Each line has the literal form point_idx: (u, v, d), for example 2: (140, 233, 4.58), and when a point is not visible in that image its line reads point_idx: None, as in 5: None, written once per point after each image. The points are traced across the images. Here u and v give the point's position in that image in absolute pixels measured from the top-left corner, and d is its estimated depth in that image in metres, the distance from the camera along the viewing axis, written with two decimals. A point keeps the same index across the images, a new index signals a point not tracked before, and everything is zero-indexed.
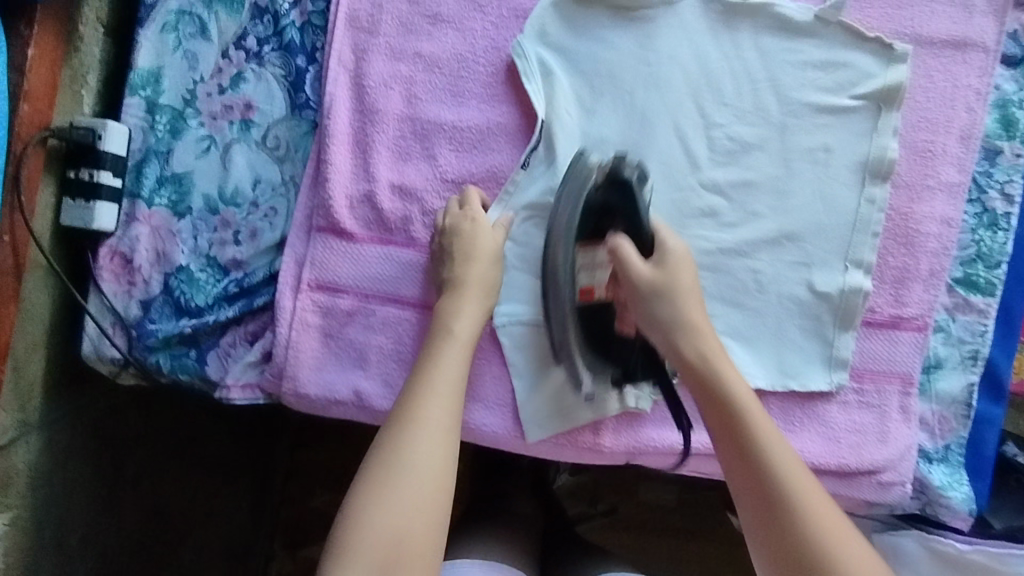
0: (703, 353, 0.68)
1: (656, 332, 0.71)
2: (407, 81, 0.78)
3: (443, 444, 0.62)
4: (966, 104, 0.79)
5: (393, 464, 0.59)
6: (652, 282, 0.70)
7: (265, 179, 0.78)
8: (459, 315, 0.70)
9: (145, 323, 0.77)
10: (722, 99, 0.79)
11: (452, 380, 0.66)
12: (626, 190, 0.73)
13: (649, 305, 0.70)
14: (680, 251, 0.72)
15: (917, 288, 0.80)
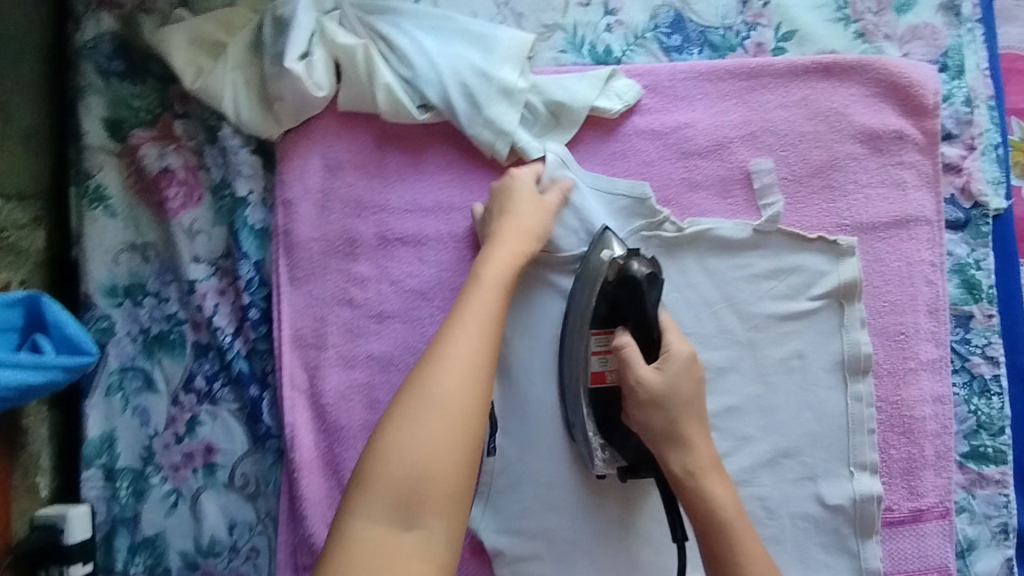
0: (690, 470, 0.68)
1: (656, 430, 0.69)
2: (365, 388, 0.76)
3: (472, 399, 0.59)
4: (925, 278, 0.78)
5: (423, 399, 0.57)
6: (654, 388, 0.68)
7: (240, 520, 0.75)
8: (472, 302, 0.65)
9: None
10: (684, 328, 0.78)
11: (479, 325, 0.63)
12: (636, 292, 0.68)
13: (643, 409, 0.69)
14: (683, 355, 0.69)
15: (929, 474, 0.76)
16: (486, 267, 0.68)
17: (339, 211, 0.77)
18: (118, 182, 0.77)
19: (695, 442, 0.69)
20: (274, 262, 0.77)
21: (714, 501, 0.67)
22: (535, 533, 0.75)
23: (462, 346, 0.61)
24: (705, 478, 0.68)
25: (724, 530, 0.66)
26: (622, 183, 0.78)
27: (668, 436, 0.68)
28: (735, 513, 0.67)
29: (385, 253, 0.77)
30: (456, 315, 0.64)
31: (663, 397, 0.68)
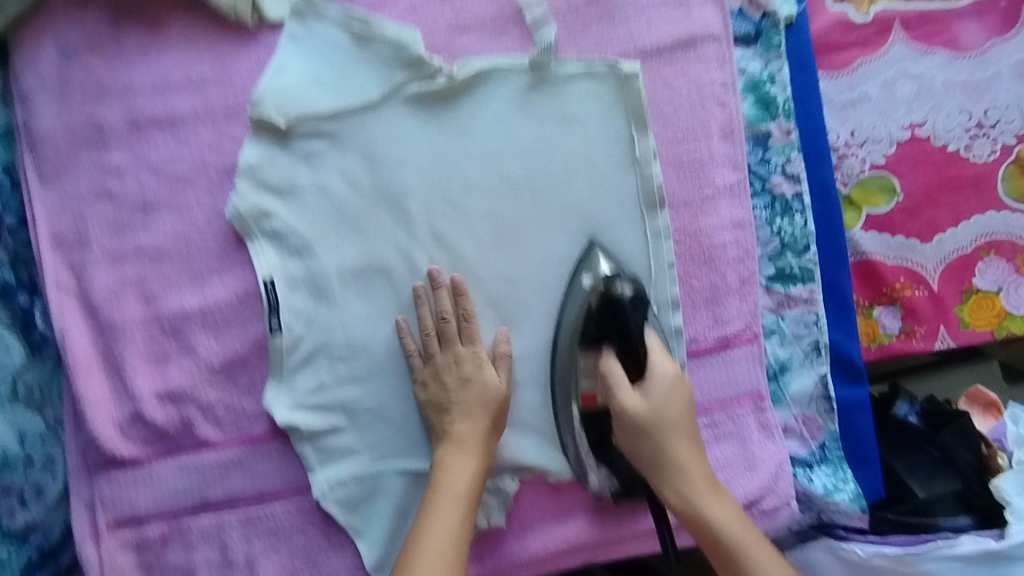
0: (682, 494, 0.68)
1: (631, 454, 0.70)
2: (139, 282, 0.73)
3: (454, 553, 0.63)
4: (716, 99, 0.74)
5: (409, 564, 0.62)
6: (642, 418, 0.68)
7: (30, 433, 0.72)
8: (444, 470, 0.67)
9: None
10: (467, 181, 0.74)
11: (463, 483, 0.67)
12: (621, 310, 0.69)
13: (630, 437, 0.69)
14: (660, 361, 0.69)
15: (733, 301, 0.75)
16: (456, 425, 0.69)
17: (80, 100, 0.72)
18: None
19: (694, 476, 0.68)
20: (22, 162, 0.73)
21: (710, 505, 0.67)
22: (333, 406, 0.73)
23: (456, 512, 0.65)
24: (678, 462, 0.68)
25: (682, 487, 0.68)
26: (389, 25, 0.73)
27: (654, 433, 0.68)
28: (721, 505, 0.67)
29: (138, 139, 0.72)
30: (437, 467, 0.68)
31: (648, 423, 0.68)
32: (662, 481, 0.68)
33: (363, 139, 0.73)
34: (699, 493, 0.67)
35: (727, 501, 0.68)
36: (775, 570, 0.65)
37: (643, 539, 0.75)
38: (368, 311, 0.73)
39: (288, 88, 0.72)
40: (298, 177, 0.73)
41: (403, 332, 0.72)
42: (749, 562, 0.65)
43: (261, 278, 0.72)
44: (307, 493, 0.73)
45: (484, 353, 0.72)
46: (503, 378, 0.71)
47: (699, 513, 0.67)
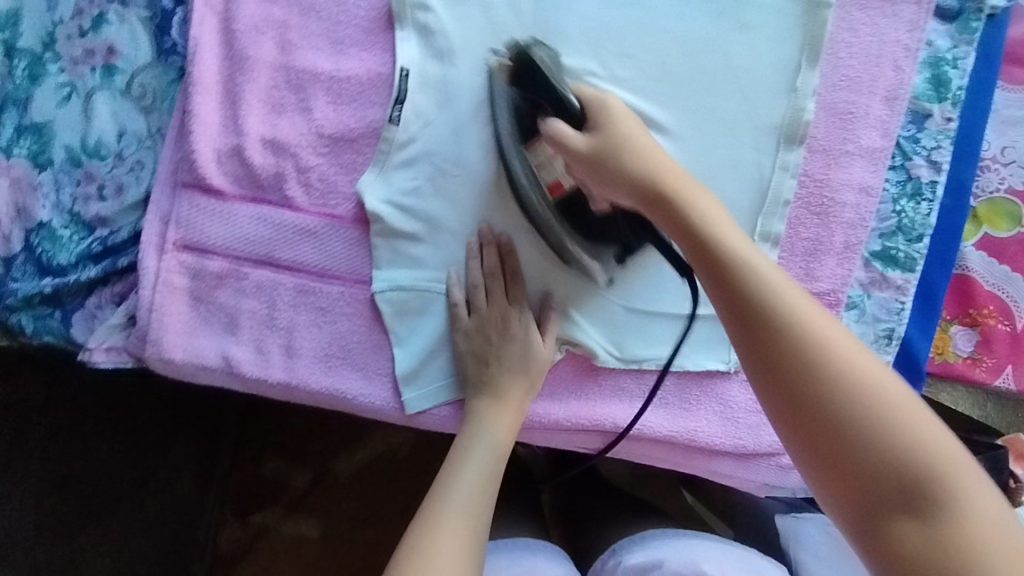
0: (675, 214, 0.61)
1: (615, 186, 0.64)
2: (281, 26, 0.72)
3: (478, 510, 0.65)
4: (893, 61, 0.73)
5: (435, 519, 0.63)
6: (591, 150, 0.64)
7: (130, 131, 0.73)
8: (476, 432, 0.70)
9: (8, 283, 0.73)
10: (624, 48, 0.72)
11: (491, 449, 0.69)
12: (534, 70, 0.67)
13: (599, 135, 0.64)
14: (608, 102, 0.66)
15: (830, 261, 0.74)
16: (499, 378, 0.70)
17: None
18: None
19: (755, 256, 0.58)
20: None
21: (852, 376, 0.53)
22: (418, 213, 0.73)
23: (486, 469, 0.68)
24: (750, 271, 0.57)
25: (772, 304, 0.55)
26: None
27: (630, 156, 0.63)
28: (806, 304, 0.55)
29: None
30: (466, 429, 0.70)
31: (601, 155, 0.64)
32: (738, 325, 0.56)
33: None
34: (755, 267, 0.57)
35: (819, 307, 0.56)
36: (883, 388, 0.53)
37: (653, 447, 0.75)
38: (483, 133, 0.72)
39: None
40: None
41: (452, 284, 0.72)
42: (873, 404, 0.52)
43: (399, 66, 0.71)
44: (366, 286, 0.73)
45: (529, 316, 0.72)
46: (549, 345, 0.72)
47: (748, 271, 0.57)
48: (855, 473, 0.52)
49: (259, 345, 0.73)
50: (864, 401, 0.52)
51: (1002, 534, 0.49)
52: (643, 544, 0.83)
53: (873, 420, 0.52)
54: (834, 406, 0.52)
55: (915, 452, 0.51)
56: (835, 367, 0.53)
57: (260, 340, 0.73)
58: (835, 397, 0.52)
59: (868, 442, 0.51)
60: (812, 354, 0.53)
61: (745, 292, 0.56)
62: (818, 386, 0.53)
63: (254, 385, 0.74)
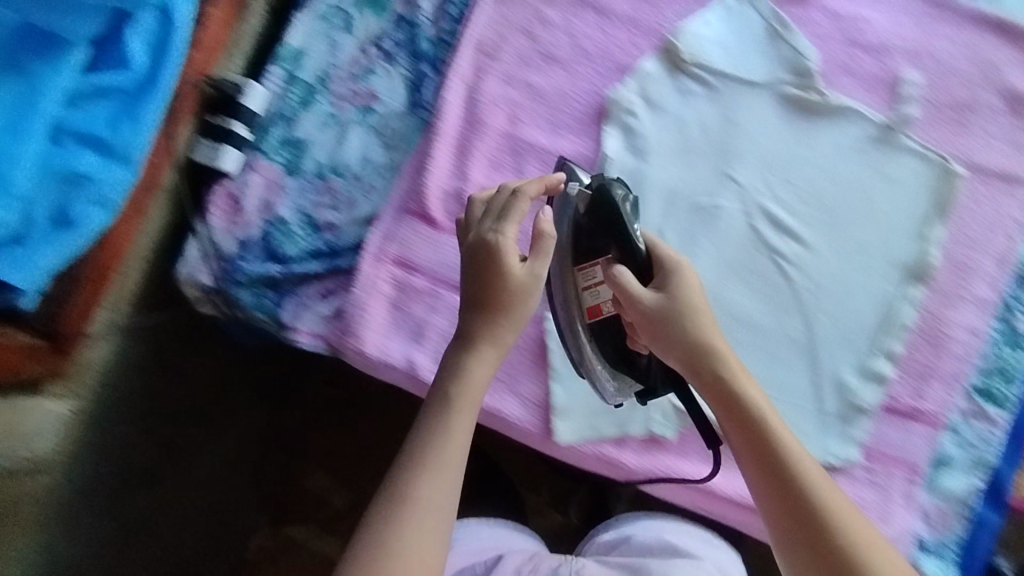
0: (721, 374, 0.69)
1: (676, 348, 0.70)
2: (514, 105, 0.87)
3: (459, 446, 0.65)
4: (1006, 231, 0.87)
5: (433, 443, 0.65)
6: (660, 307, 0.70)
7: (372, 160, 0.88)
8: (463, 376, 0.68)
9: (238, 261, 0.85)
10: (789, 177, 0.86)
11: (479, 386, 0.68)
12: (610, 209, 0.73)
13: (660, 311, 0.70)
14: (669, 251, 0.73)
15: (936, 385, 0.85)
16: (501, 328, 0.69)
17: None
18: None
19: (746, 380, 0.69)
20: None
21: (834, 507, 0.64)
22: None
23: (470, 419, 0.67)
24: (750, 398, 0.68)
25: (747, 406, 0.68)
26: (803, 43, 0.86)
27: (683, 311, 0.70)
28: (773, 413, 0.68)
29: (574, 10, 0.88)
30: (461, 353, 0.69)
31: (666, 321, 0.70)
32: (730, 416, 0.68)
33: (733, 104, 0.87)
34: (743, 378, 0.69)
35: (788, 428, 0.68)
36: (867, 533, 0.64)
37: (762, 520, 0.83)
38: (661, 219, 0.86)
39: (707, 39, 0.87)
40: (670, 101, 0.87)
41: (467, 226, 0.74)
42: (841, 523, 0.63)
43: (607, 156, 0.86)
44: (538, 325, 0.85)
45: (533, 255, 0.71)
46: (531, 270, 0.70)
47: (744, 386, 0.69)
48: (778, 487, 0.65)
49: (439, 357, 0.84)
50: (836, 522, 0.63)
51: None
52: (617, 518, 0.90)
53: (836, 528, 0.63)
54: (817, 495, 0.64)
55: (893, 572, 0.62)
56: (818, 483, 0.65)
57: (440, 353, 0.84)
58: (769, 445, 0.66)
59: (810, 498, 0.64)
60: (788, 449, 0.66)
61: (693, 347, 0.70)
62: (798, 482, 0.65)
63: (428, 390, 0.84)
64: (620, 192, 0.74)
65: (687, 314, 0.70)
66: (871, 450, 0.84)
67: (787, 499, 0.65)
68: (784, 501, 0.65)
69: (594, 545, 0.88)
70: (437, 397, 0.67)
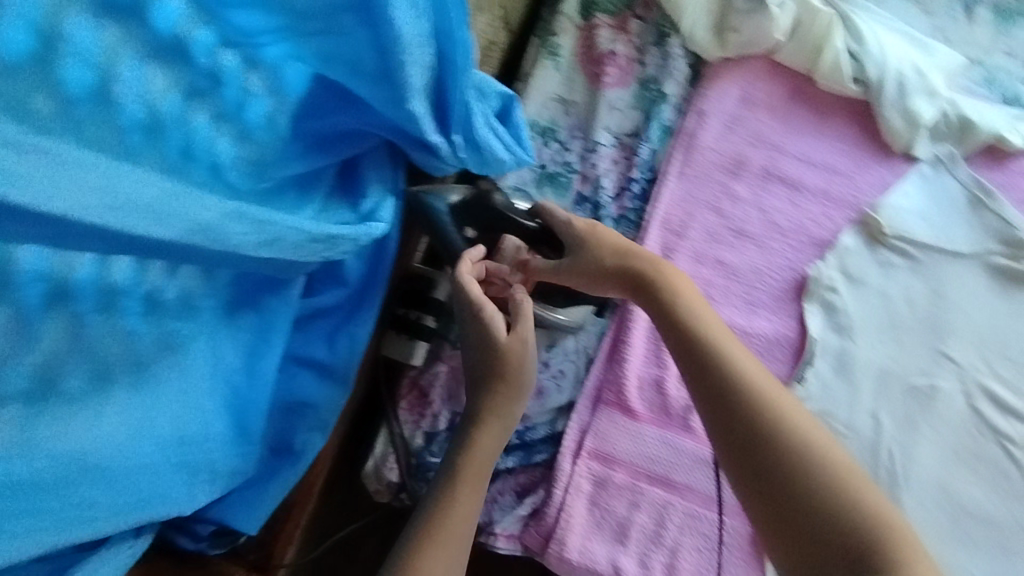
0: (699, 330, 0.66)
1: (663, 320, 0.68)
2: (706, 284, 0.85)
3: (463, 524, 0.62)
4: None
5: (438, 511, 0.62)
6: (590, 264, 0.72)
7: (561, 345, 0.84)
8: (473, 446, 0.65)
9: (427, 455, 0.83)
10: (1007, 353, 0.82)
11: (484, 459, 0.65)
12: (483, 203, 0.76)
13: (593, 278, 0.72)
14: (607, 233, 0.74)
15: None
16: (494, 396, 0.67)
17: (740, 137, 0.89)
18: (571, 47, 0.92)
19: (721, 333, 0.66)
20: (668, 155, 0.90)
21: (822, 456, 0.56)
22: None
23: (473, 493, 0.63)
24: (766, 382, 0.61)
25: (750, 381, 0.61)
26: (1009, 210, 0.84)
27: (664, 286, 0.70)
28: (772, 386, 0.61)
29: (764, 185, 0.87)
30: (465, 427, 0.67)
31: (620, 273, 0.71)
32: (693, 363, 0.64)
33: (939, 276, 0.84)
34: (720, 337, 0.65)
35: (754, 364, 0.63)
36: (835, 472, 0.56)
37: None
38: (874, 400, 0.81)
39: (905, 210, 0.85)
40: (872, 276, 0.84)
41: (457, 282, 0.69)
42: (798, 458, 0.56)
43: (808, 336, 0.83)
44: None
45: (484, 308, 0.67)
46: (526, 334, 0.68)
47: (716, 339, 0.64)
48: (742, 452, 0.58)
49: (643, 559, 0.78)
50: (811, 482, 0.55)
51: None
52: None
53: (805, 477, 0.55)
54: (788, 458, 0.56)
55: (868, 525, 0.53)
56: (786, 430, 0.58)
57: (645, 554, 0.78)
58: (802, 464, 0.56)
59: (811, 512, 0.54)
60: (784, 419, 0.58)
61: (686, 341, 0.65)
62: (789, 453, 0.57)
63: None
64: (487, 194, 0.77)
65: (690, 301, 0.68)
66: None
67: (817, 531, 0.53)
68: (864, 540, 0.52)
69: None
70: (444, 475, 0.65)
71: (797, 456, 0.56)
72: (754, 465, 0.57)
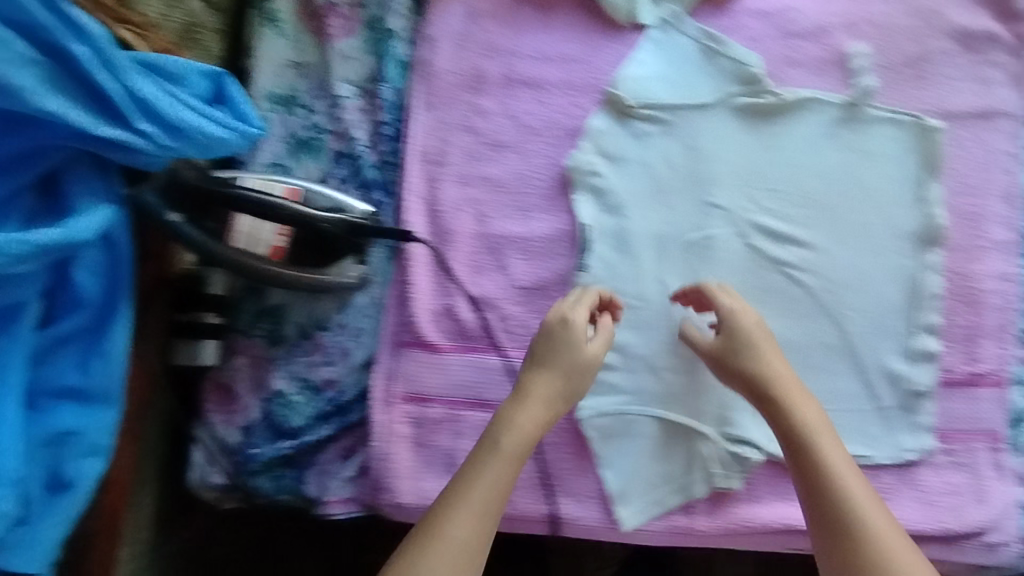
0: (783, 395, 0.72)
1: (737, 380, 0.74)
2: (477, 203, 0.85)
3: (496, 495, 0.67)
4: (1003, 166, 0.83)
5: (471, 486, 0.66)
6: (722, 345, 0.75)
7: (352, 304, 0.85)
8: (512, 427, 0.70)
9: (248, 449, 0.82)
10: (769, 186, 0.84)
11: (527, 432, 0.70)
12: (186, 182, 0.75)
13: (727, 339, 0.75)
14: (731, 310, 0.76)
15: (988, 343, 0.81)
16: (536, 380, 0.73)
17: (473, 50, 0.87)
18: (289, 9, 0.89)
19: (801, 403, 0.72)
20: (410, 88, 0.88)
21: (856, 517, 0.66)
22: (611, 345, 0.81)
23: (505, 470, 0.68)
24: (829, 458, 0.68)
25: (825, 457, 0.68)
26: (738, 49, 0.85)
27: (728, 354, 0.75)
28: (824, 432, 0.70)
29: (509, 91, 0.87)
30: (496, 423, 0.71)
31: (726, 351, 0.75)
32: (771, 419, 0.72)
33: (692, 132, 0.85)
34: (793, 398, 0.72)
35: (829, 435, 0.70)
36: (879, 519, 0.66)
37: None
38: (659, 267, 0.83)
39: (642, 78, 0.86)
40: (630, 151, 0.85)
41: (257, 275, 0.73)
42: (873, 539, 0.65)
43: (581, 224, 0.83)
44: (569, 415, 0.81)
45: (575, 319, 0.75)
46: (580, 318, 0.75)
47: (790, 402, 0.72)
48: (818, 518, 0.67)
49: None
50: (864, 534, 0.65)
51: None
52: None
53: (885, 558, 0.64)
54: (854, 524, 0.65)
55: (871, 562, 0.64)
56: (851, 514, 0.66)
57: None
58: (828, 486, 0.67)
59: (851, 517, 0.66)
60: (837, 491, 0.67)
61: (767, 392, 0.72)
62: (854, 527, 0.65)
63: None
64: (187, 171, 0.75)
65: (744, 355, 0.74)
66: (946, 432, 0.80)
67: (828, 526, 0.66)
68: (863, 532, 0.65)
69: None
70: (485, 445, 0.69)
71: (874, 529, 0.65)
72: (831, 537, 0.66)
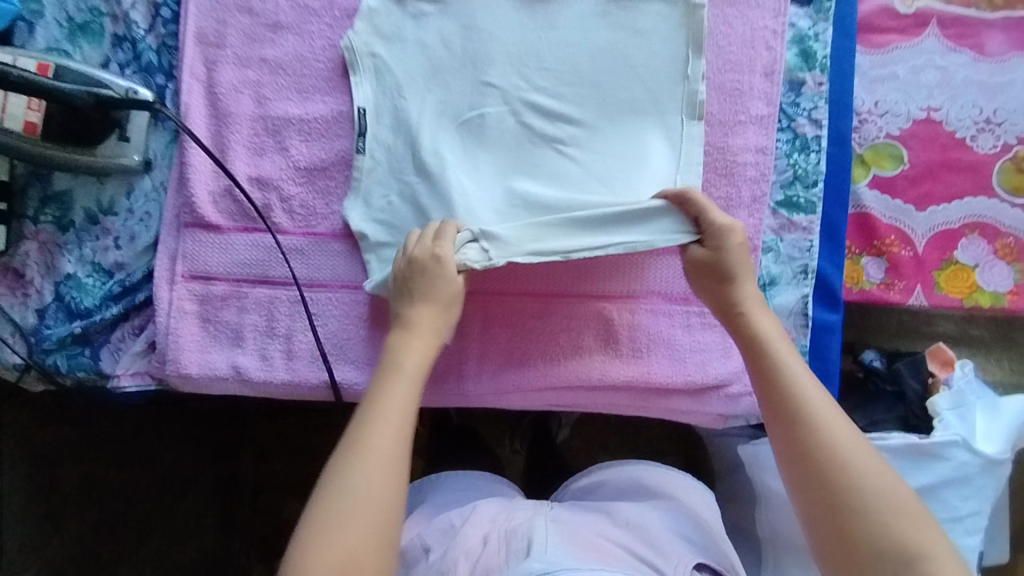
0: (742, 308, 0.73)
1: (720, 308, 0.75)
2: (256, 85, 0.86)
3: (394, 456, 0.64)
4: (765, 43, 0.86)
5: (342, 478, 0.62)
6: (704, 255, 0.76)
7: (137, 188, 0.86)
8: (385, 396, 0.68)
9: (42, 329, 0.85)
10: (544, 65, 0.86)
11: (401, 410, 0.67)
12: None
13: (708, 256, 0.75)
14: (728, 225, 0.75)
15: (742, 215, 0.85)
16: (417, 316, 0.73)
17: None
18: None
19: (764, 320, 0.72)
20: None
21: (810, 420, 0.65)
22: (387, 221, 0.84)
23: (379, 448, 0.64)
24: (786, 368, 0.68)
25: (779, 364, 0.68)
26: None
27: (713, 261, 0.75)
28: (783, 346, 0.70)
29: None
30: (372, 396, 0.68)
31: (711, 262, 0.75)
32: (734, 330, 0.74)
33: (470, 14, 0.86)
34: (760, 323, 0.72)
35: (791, 348, 0.70)
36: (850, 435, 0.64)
37: (605, 395, 0.85)
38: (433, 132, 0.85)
39: None
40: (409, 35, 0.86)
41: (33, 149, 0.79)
42: (827, 444, 0.63)
43: (357, 107, 0.85)
44: (349, 291, 0.85)
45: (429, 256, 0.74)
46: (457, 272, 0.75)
47: (755, 325, 0.72)
48: (783, 424, 0.66)
49: (262, 352, 0.84)
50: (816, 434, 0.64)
51: (885, 502, 0.60)
52: (596, 467, 0.87)
53: (835, 456, 0.62)
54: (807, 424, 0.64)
55: (838, 469, 0.62)
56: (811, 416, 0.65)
57: (263, 348, 0.84)
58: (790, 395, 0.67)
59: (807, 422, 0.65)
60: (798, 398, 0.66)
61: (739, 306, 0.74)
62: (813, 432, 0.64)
63: (262, 387, 0.85)
64: None
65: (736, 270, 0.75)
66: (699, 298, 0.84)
67: (783, 422, 0.66)
68: (820, 441, 0.63)
69: (567, 493, 0.86)
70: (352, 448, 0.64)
71: (830, 440, 0.63)
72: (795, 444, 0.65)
